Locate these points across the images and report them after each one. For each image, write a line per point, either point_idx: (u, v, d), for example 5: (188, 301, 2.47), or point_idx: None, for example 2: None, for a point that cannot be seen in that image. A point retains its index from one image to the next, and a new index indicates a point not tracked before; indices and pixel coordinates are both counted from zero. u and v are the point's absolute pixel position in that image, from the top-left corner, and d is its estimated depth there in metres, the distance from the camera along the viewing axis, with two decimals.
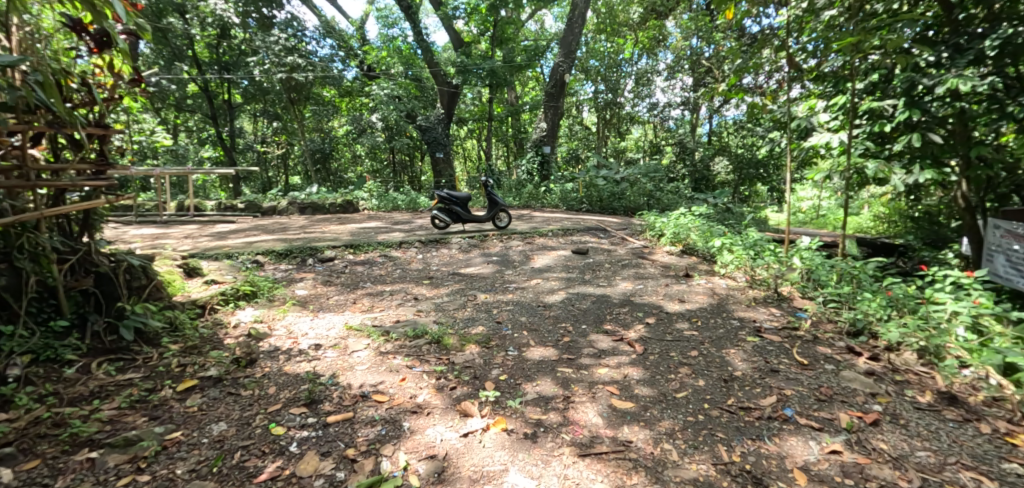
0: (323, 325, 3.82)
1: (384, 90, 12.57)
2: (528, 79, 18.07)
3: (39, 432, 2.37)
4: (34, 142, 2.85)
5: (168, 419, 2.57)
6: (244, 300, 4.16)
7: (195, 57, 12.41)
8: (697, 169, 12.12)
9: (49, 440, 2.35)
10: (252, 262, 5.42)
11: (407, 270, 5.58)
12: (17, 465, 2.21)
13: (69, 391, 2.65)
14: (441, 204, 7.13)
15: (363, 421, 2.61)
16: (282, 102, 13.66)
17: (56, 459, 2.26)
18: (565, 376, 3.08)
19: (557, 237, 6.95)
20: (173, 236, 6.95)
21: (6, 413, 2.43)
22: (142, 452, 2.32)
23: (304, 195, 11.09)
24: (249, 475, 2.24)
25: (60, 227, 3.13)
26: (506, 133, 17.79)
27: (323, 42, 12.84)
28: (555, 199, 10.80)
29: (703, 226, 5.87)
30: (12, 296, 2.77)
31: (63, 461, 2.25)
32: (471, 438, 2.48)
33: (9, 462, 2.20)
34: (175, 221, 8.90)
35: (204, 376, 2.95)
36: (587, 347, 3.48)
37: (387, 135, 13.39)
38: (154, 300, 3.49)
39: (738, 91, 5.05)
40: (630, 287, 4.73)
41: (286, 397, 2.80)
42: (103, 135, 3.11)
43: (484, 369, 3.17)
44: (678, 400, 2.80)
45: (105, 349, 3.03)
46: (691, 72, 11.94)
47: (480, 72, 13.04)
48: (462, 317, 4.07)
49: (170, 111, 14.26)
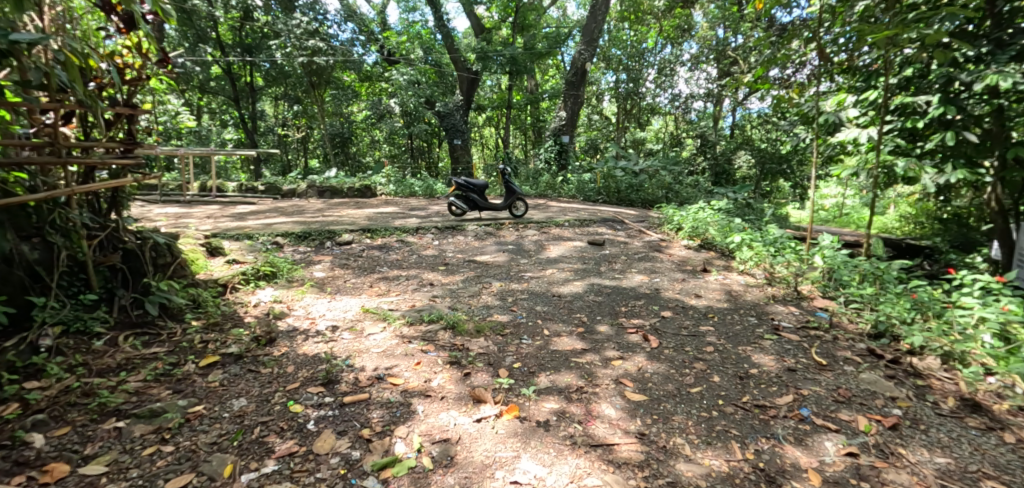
0: (339, 307, 3.88)
1: (404, 76, 12.70)
2: (548, 67, 18.15)
3: (69, 401, 2.44)
4: (66, 120, 2.89)
5: (190, 393, 2.64)
6: (264, 280, 4.24)
7: (219, 39, 12.80)
8: (718, 163, 11.94)
9: (79, 408, 2.42)
10: (271, 243, 5.50)
11: (422, 256, 5.63)
12: (48, 431, 2.28)
13: (97, 362, 2.72)
14: (458, 191, 7.19)
15: (378, 403, 2.65)
16: (303, 86, 13.80)
17: (85, 427, 2.33)
18: (578, 367, 3.08)
19: (573, 228, 6.93)
20: (195, 215, 7.07)
21: (38, 381, 2.51)
22: (166, 423, 2.39)
23: (323, 179, 11.22)
24: (268, 450, 2.29)
25: (90, 205, 3.19)
26: (525, 121, 17.82)
27: (344, 26, 12.87)
28: (573, 190, 10.81)
29: (723, 221, 5.81)
30: (44, 269, 2.83)
31: (92, 429, 2.32)
32: (483, 424, 2.51)
33: (41, 428, 2.28)
34: (199, 201, 9.08)
35: (226, 353, 3.02)
36: (603, 338, 3.50)
37: (405, 121, 13.42)
38: (178, 278, 3.58)
39: (763, 83, 4.95)
40: (646, 280, 4.70)
41: (303, 376, 2.86)
42: (131, 115, 3.16)
43: (498, 356, 3.20)
44: (692, 396, 2.79)
45: (131, 322, 3.12)
46: (717, 63, 11.63)
47: (500, 59, 12.89)
48: (477, 305, 4.10)
49: (195, 93, 14.53)
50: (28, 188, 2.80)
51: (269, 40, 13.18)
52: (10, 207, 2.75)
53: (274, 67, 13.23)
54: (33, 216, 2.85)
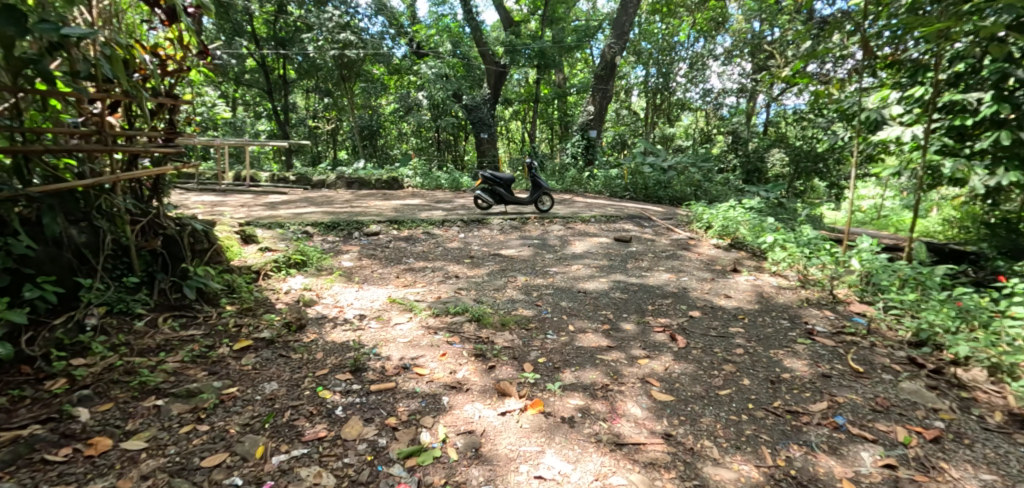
0: (367, 296, 3.94)
1: (432, 69, 12.74)
2: (577, 61, 18.01)
3: (112, 378, 2.53)
4: (112, 110, 2.98)
5: (224, 375, 2.72)
6: (295, 268, 4.33)
7: (254, 32, 13.08)
8: (750, 160, 11.63)
9: (121, 385, 2.52)
10: (302, 232, 5.60)
11: (448, 248, 5.66)
12: (93, 406, 2.37)
13: (138, 342, 2.82)
14: (484, 185, 7.20)
15: (404, 392, 2.68)
16: (334, 78, 14.00)
17: (127, 403, 2.41)
18: (604, 364, 3.07)
19: (600, 224, 6.88)
20: (229, 203, 7.27)
21: (84, 358, 2.61)
22: (202, 403, 2.46)
23: (352, 170, 11.39)
24: (298, 433, 2.34)
25: (134, 191, 3.29)
26: (553, 116, 17.73)
27: (375, 20, 12.95)
28: (599, 185, 10.74)
29: (755, 221, 5.68)
30: (90, 252, 2.93)
31: (133, 406, 2.41)
32: (508, 418, 2.52)
33: (87, 403, 2.38)
34: (233, 190, 9.32)
35: (258, 337, 3.10)
36: (630, 336, 3.47)
37: (433, 114, 13.47)
38: (214, 264, 3.68)
39: (801, 78, 4.82)
40: (673, 279, 4.64)
41: (332, 363, 2.91)
42: (173, 105, 3.25)
43: (523, 350, 3.20)
44: (721, 398, 2.75)
45: (170, 305, 3.23)
46: (752, 58, 11.34)
47: (529, 52, 12.80)
48: (502, 298, 4.11)
49: (230, 85, 14.90)
50: (76, 174, 2.90)
51: (302, 34, 13.40)
52: (61, 193, 2.79)
53: (306, 60, 13.46)
54: (82, 201, 2.90)
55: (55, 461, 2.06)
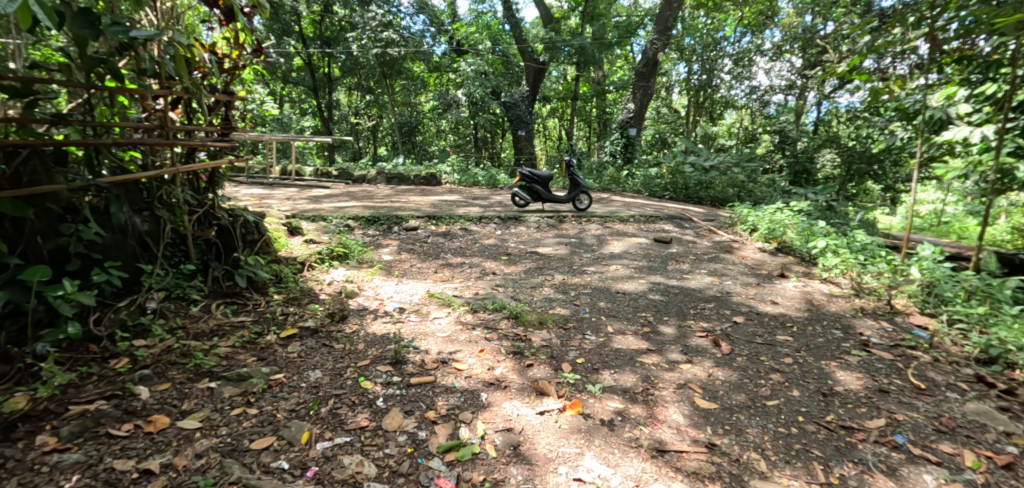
0: (406, 290, 3.99)
1: (471, 66, 12.78)
2: (617, 58, 17.81)
3: (169, 359, 2.64)
4: (173, 106, 3.10)
5: (272, 361, 2.80)
6: (337, 260, 4.43)
7: (301, 32, 13.49)
8: (798, 161, 11.27)
9: (178, 367, 2.61)
10: (343, 225, 5.72)
11: (485, 245, 5.68)
12: (152, 385, 2.47)
13: (193, 327, 2.93)
14: (522, 182, 7.19)
15: (443, 386, 2.70)
16: (375, 76, 14.30)
17: (183, 384, 2.51)
18: (645, 368, 3.01)
19: (639, 224, 6.77)
20: (276, 197, 7.51)
21: (144, 339, 2.73)
22: (251, 388, 2.54)
23: (391, 166, 11.57)
24: (341, 421, 2.39)
25: (191, 183, 3.42)
26: (591, 113, 17.59)
27: (416, 18, 12.98)
28: (637, 185, 10.61)
29: (804, 224, 5.46)
30: (152, 240, 3.05)
31: (188, 387, 2.50)
32: (547, 417, 2.51)
33: (147, 382, 2.47)
34: (279, 184, 9.63)
35: (303, 326, 3.18)
36: (671, 339, 3.39)
37: (471, 111, 13.53)
38: (263, 254, 3.81)
39: (859, 73, 4.62)
40: (716, 282, 4.52)
41: (373, 354, 2.96)
42: (229, 101, 3.36)
43: (561, 350, 3.18)
44: (769, 408, 2.66)
45: (223, 292, 3.35)
46: (802, 54, 10.93)
47: (568, 49, 12.69)
48: (539, 297, 4.08)
49: (278, 83, 15.41)
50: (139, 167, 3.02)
51: (346, 33, 13.74)
52: (127, 183, 2.92)
53: (349, 58, 13.79)
54: (145, 192, 3.05)
55: (118, 435, 2.14)
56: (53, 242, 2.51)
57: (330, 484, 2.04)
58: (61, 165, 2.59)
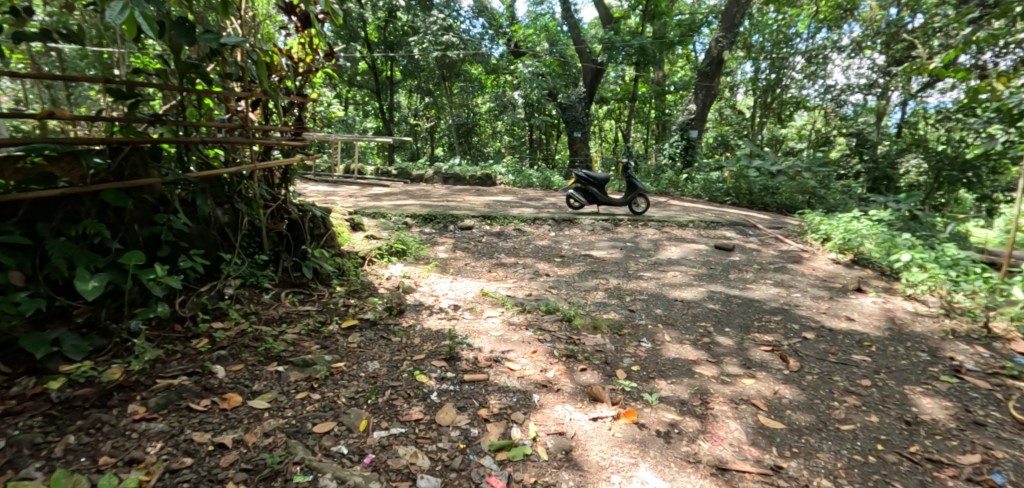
0: (461, 288, 4.05)
1: (529, 68, 12.81)
2: (679, 58, 17.40)
3: (243, 342, 2.78)
4: (253, 107, 3.28)
5: (334, 350, 2.90)
6: (396, 256, 4.55)
7: (367, 38, 14.02)
8: (878, 166, 10.62)
9: (251, 349, 2.75)
10: (401, 223, 5.88)
11: (538, 246, 5.67)
12: (228, 364, 2.61)
13: (264, 313, 3.09)
14: (578, 184, 7.14)
15: (495, 385, 2.71)
16: (434, 79, 14.65)
17: (254, 365, 2.64)
18: (706, 380, 2.91)
19: (699, 230, 6.56)
20: (339, 194, 7.83)
21: (222, 322, 2.90)
22: (315, 374, 2.65)
23: (448, 167, 11.79)
24: (397, 412, 2.44)
25: (267, 179, 3.59)
26: (650, 115, 17.26)
27: (475, 22, 13.52)
28: (697, 189, 10.32)
29: (885, 236, 5.12)
30: (231, 231, 3.23)
31: (259, 368, 2.63)
32: (600, 424, 2.47)
33: (224, 361, 2.61)
34: (342, 181, 10.04)
35: (363, 318, 3.29)
36: (732, 352, 3.27)
37: (527, 112, 13.61)
38: (328, 247, 3.97)
39: (956, 70, 4.25)
40: (783, 294, 4.32)
41: (428, 349, 3.02)
42: (302, 102, 3.51)
43: (616, 356, 3.12)
44: (842, 434, 2.51)
45: (291, 282, 3.52)
46: (885, 49, 10.24)
47: (628, 49, 12.48)
48: (594, 301, 4.03)
49: (343, 86, 16.08)
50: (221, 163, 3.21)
51: (409, 37, 14.15)
52: (211, 178, 3.10)
53: (411, 61, 14.20)
54: (226, 186, 3.23)
55: (198, 410, 2.27)
56: (148, 231, 2.70)
57: (385, 472, 2.09)
58: (158, 161, 2.75)
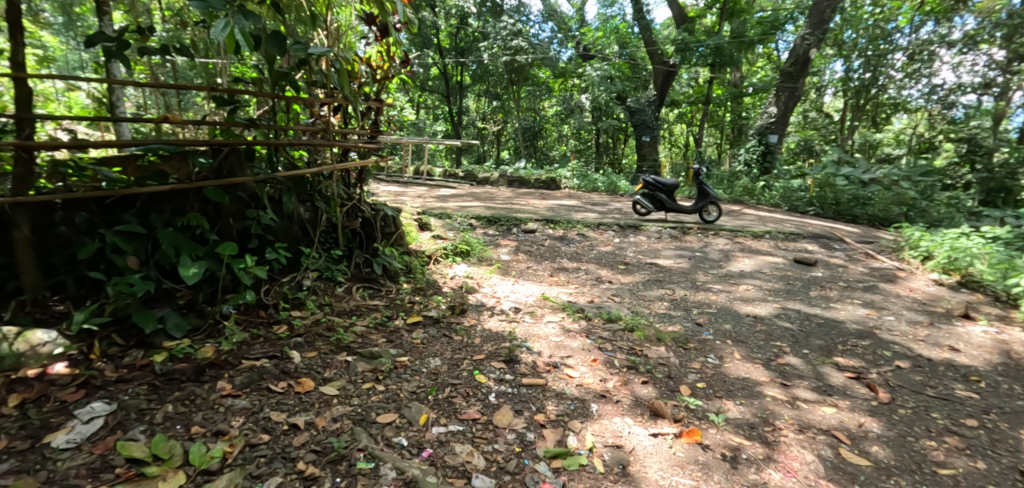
0: (522, 291, 4.12)
1: (598, 71, 12.74)
2: (759, 57, 16.73)
3: (318, 331, 2.99)
4: (334, 112, 3.51)
5: (399, 344, 3.06)
6: (460, 257, 4.69)
7: (439, 44, 14.51)
8: (994, 177, 9.39)
9: (324, 339, 2.95)
10: (467, 224, 6.04)
11: (602, 252, 5.66)
12: (304, 350, 2.82)
13: (338, 305, 3.31)
14: (645, 190, 7.04)
15: (553, 391, 2.76)
16: (503, 83, 14.94)
17: (327, 354, 2.83)
18: (780, 404, 2.81)
19: (776, 241, 6.29)
20: (409, 195, 8.15)
21: (299, 311, 3.13)
22: (381, 366, 2.81)
23: (513, 170, 11.95)
24: (455, 410, 2.54)
25: (344, 179, 3.83)
26: (724, 118, 16.66)
27: (544, 26, 13.75)
28: (775, 197, 9.86)
29: (999, 257, 4.72)
30: (311, 227, 3.48)
31: (331, 357, 2.81)
32: (661, 441, 2.45)
33: (301, 347, 2.82)
34: (412, 183, 10.43)
35: (427, 315, 3.44)
36: (809, 376, 3.15)
37: (594, 116, 13.61)
38: (396, 246, 4.17)
39: None
40: (874, 316, 4.09)
41: (488, 350, 3.11)
42: (379, 107, 3.72)
43: (680, 371, 3.09)
44: (940, 478, 2.34)
45: (363, 277, 3.73)
46: (1004, 45, 9.56)
47: (703, 50, 12.19)
48: (658, 311, 3.99)
49: (416, 91, 16.71)
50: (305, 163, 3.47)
51: (479, 43, 14.49)
52: (296, 178, 3.35)
53: (480, 66, 14.54)
54: (309, 185, 3.48)
55: (276, 391, 2.46)
56: (241, 224, 2.97)
57: (442, 468, 2.18)
58: (251, 161, 3.01)
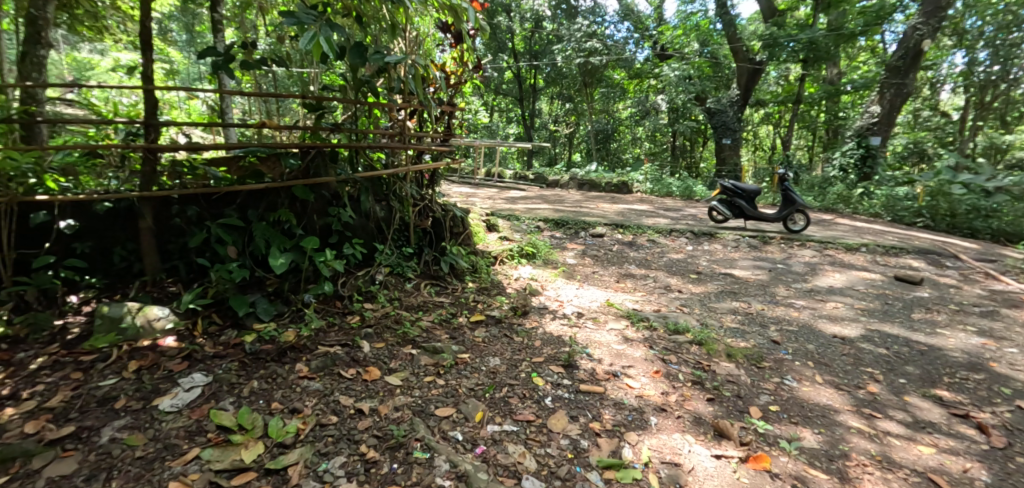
0: (586, 296, 4.16)
1: (676, 71, 12.45)
2: (861, 51, 15.56)
3: (387, 323, 3.19)
4: (410, 116, 3.72)
5: (461, 341, 3.20)
6: (525, 258, 4.80)
7: (514, 49, 14.93)
8: None
9: (393, 331, 3.15)
10: (534, 226, 6.15)
11: (673, 260, 5.56)
12: (374, 341, 3.02)
13: (406, 300, 3.51)
14: (723, 195, 6.87)
15: (611, 400, 2.79)
16: (576, 86, 14.97)
17: (394, 346, 3.01)
18: (866, 436, 2.67)
19: (875, 255, 5.90)
20: (479, 195, 8.40)
21: (371, 304, 3.35)
22: (443, 361, 2.96)
23: (584, 172, 11.96)
24: (511, 410, 2.64)
25: (418, 181, 4.04)
26: (816, 120, 15.68)
27: (620, 26, 13.56)
28: (876, 206, 9.13)
29: None
30: (385, 225, 3.71)
31: (398, 349, 3.00)
32: (724, 463, 2.40)
33: (371, 338, 3.03)
34: (482, 184, 10.72)
35: (489, 314, 3.57)
36: (899, 406, 2.98)
37: (670, 118, 13.21)
38: (464, 245, 4.34)
39: None
40: (990, 346, 3.76)
41: (548, 353, 3.19)
42: (451, 111, 3.89)
43: (751, 391, 3.01)
44: None
45: (431, 274, 3.93)
46: None
47: (794, 44, 11.21)
48: (731, 325, 3.89)
49: (490, 94, 17.12)
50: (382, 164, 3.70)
51: (553, 45, 14.60)
52: (374, 178, 3.59)
53: (554, 69, 14.64)
54: (385, 185, 3.72)
55: (345, 377, 2.67)
56: (323, 220, 3.23)
57: (494, 466, 2.28)
58: (335, 163, 3.27)
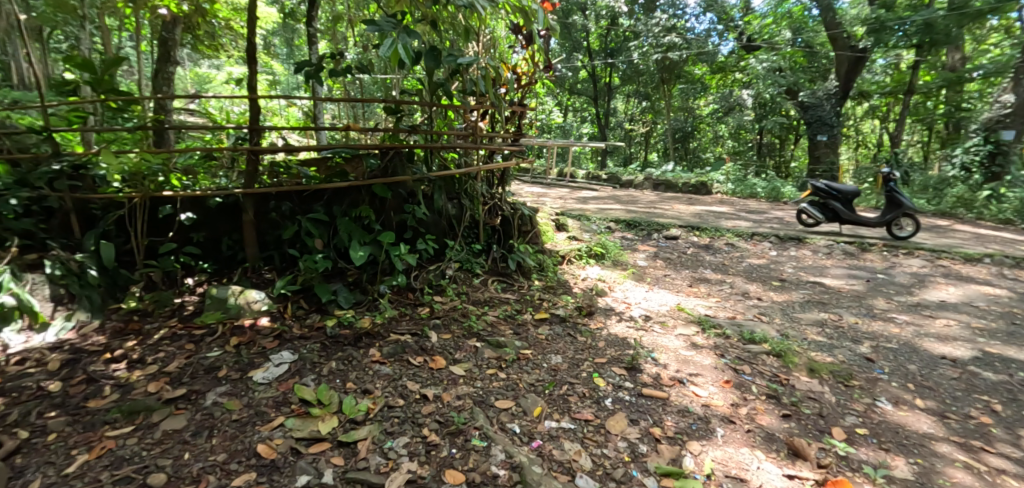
0: (655, 299, 4.15)
1: (763, 63, 11.82)
2: (991, 32, 13.81)
3: (455, 316, 3.38)
4: (482, 117, 3.88)
5: (524, 337, 3.33)
6: (594, 259, 4.85)
7: (588, 47, 14.86)
8: None
9: (460, 323, 3.32)
10: (605, 227, 6.17)
11: (755, 265, 5.37)
12: (443, 332, 3.21)
13: (474, 295, 3.69)
14: (815, 198, 6.50)
15: (675, 407, 2.80)
16: (653, 83, 14.64)
17: (460, 338, 3.19)
18: (971, 470, 2.48)
19: (1006, 268, 5.41)
20: (552, 195, 8.51)
21: (441, 297, 3.55)
22: (505, 355, 3.10)
23: (660, 172, 11.72)
24: (569, 408, 2.73)
25: (488, 180, 4.21)
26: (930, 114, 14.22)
27: (702, 18, 13.02)
28: (1009, 211, 8.35)
29: None
30: (456, 223, 3.90)
31: (464, 341, 3.17)
32: (797, 484, 2.33)
33: (439, 328, 3.22)
34: (555, 184, 10.82)
35: (554, 312, 3.67)
36: (1009, 439, 2.74)
37: (757, 114, 12.80)
38: (532, 243, 4.47)
39: None
40: None
41: (611, 354, 3.24)
42: (522, 112, 4.01)
43: (836, 411, 2.88)
44: None
45: (499, 270, 4.08)
46: None
47: (906, 28, 9.96)
48: (817, 339, 3.73)
49: (565, 94, 17.17)
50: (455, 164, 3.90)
51: (629, 42, 14.35)
52: (448, 178, 3.79)
53: (630, 66, 14.40)
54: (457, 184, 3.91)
55: (414, 364, 2.87)
56: (399, 217, 3.47)
57: (549, 460, 2.38)
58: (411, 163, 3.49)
